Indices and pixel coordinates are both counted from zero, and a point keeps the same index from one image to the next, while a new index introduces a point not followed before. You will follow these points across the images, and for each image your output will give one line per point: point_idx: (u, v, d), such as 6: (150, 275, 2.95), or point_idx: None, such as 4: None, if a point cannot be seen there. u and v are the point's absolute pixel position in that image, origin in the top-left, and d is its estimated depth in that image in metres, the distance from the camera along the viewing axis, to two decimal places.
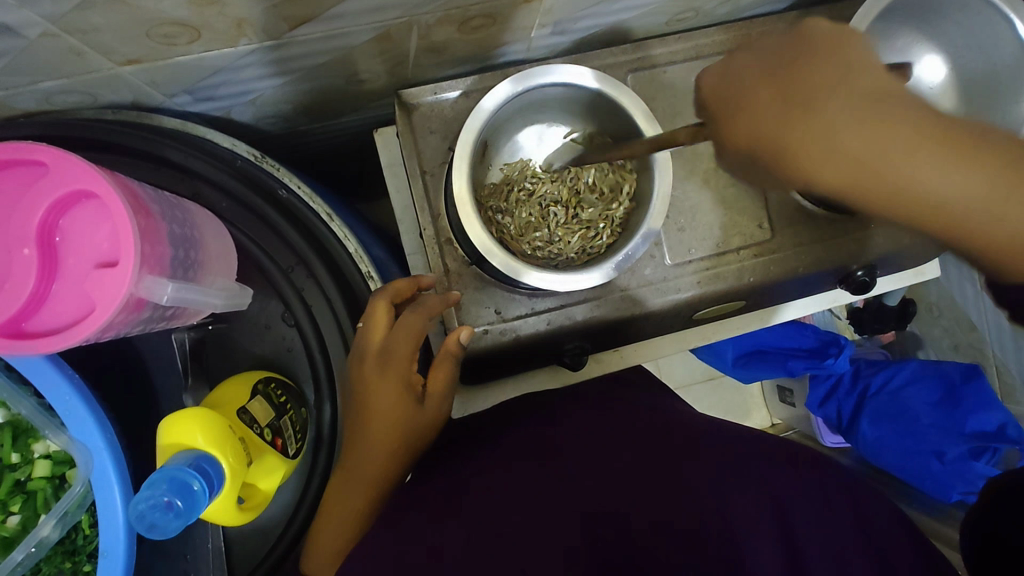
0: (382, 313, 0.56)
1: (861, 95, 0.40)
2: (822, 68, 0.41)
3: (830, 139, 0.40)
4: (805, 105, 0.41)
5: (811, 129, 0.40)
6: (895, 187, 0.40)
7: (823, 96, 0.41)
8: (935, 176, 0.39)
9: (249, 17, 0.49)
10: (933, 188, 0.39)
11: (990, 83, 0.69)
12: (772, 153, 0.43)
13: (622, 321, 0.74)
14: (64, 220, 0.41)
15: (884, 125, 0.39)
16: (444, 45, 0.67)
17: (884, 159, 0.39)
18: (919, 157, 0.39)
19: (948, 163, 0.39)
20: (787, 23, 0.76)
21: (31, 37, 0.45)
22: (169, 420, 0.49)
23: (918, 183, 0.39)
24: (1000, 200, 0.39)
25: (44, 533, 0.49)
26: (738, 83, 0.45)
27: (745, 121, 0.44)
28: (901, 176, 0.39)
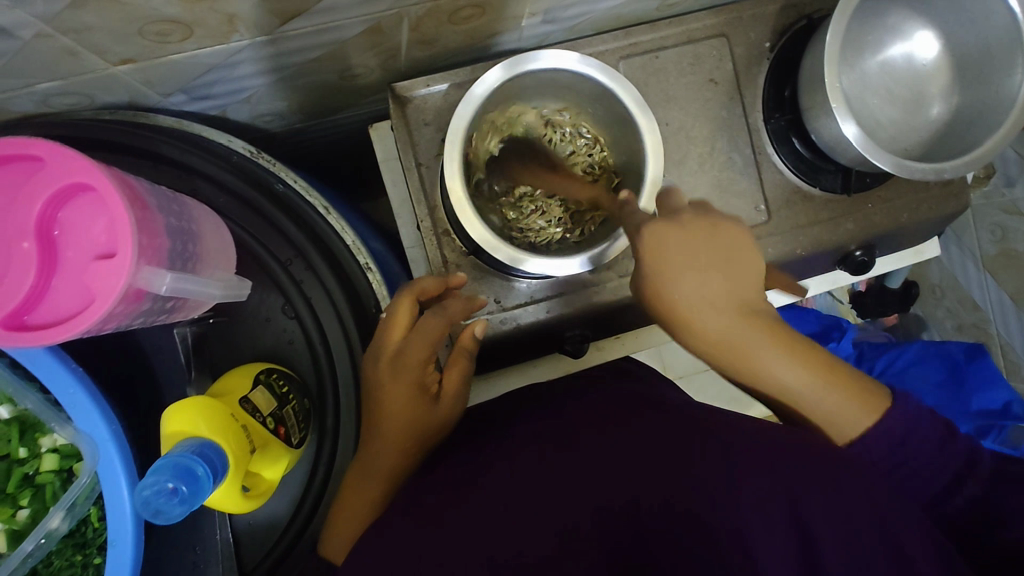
0: (405, 311, 0.58)
1: (705, 271, 0.54)
2: (693, 256, 0.54)
3: (678, 279, 0.54)
4: (665, 269, 0.54)
5: (682, 278, 0.54)
6: (764, 368, 0.54)
7: (676, 269, 0.54)
8: (786, 365, 0.54)
9: (241, 12, 0.50)
10: (706, 320, 0.54)
11: (983, 59, 0.68)
12: (665, 306, 0.55)
13: (621, 306, 0.75)
14: (62, 213, 0.41)
15: (761, 323, 0.54)
16: (435, 37, 0.67)
17: (674, 270, 0.54)
18: (691, 293, 0.53)
19: (800, 358, 0.54)
20: (779, 4, 0.76)
21: (26, 38, 0.46)
22: (173, 408, 0.49)
23: (685, 304, 0.54)
24: (744, 340, 0.54)
25: (53, 525, 0.50)
26: (665, 251, 0.54)
27: (701, 289, 0.54)
28: (757, 353, 0.54)
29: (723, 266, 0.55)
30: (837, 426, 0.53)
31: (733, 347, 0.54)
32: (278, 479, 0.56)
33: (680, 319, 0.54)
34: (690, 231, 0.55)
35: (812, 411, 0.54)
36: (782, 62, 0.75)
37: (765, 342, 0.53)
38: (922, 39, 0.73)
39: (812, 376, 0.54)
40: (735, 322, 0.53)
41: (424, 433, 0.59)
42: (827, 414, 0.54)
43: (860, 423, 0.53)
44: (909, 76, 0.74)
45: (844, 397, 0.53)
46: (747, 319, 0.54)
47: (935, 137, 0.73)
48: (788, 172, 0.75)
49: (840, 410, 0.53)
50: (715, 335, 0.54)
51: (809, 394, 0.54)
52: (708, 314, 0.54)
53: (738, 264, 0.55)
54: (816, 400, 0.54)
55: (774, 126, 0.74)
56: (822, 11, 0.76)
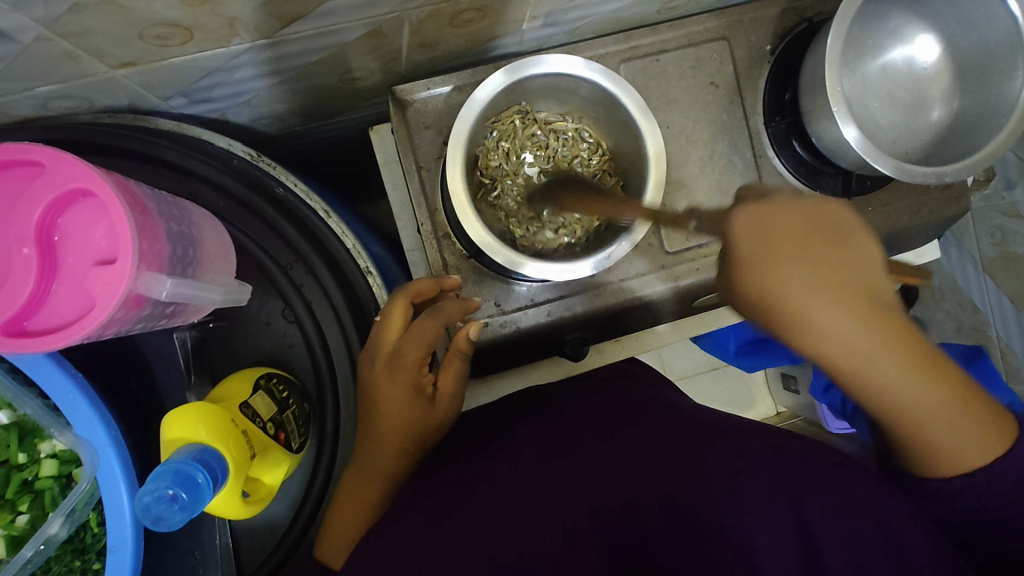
0: (398, 313, 0.57)
1: (824, 265, 0.45)
2: (802, 246, 0.46)
3: (788, 273, 0.45)
4: (777, 263, 0.45)
5: (794, 273, 0.45)
6: (883, 383, 0.46)
7: (786, 262, 0.45)
8: (914, 384, 0.46)
9: (242, 16, 0.49)
10: (830, 325, 0.45)
11: (984, 62, 0.68)
12: (772, 308, 0.46)
13: (621, 310, 0.75)
14: (63, 219, 0.41)
15: (893, 331, 0.45)
16: (436, 40, 0.67)
17: (782, 262, 0.45)
18: (812, 290, 0.45)
19: (935, 378, 0.46)
20: (779, 7, 0.76)
21: (25, 42, 0.45)
22: (172, 414, 0.49)
23: (808, 306, 0.45)
24: (871, 352, 0.45)
25: (52, 531, 0.50)
26: (765, 241, 0.46)
27: (822, 282, 0.45)
28: (880, 366, 0.46)
29: (844, 259, 0.46)
30: (954, 457, 0.48)
31: (858, 361, 0.46)
32: (278, 484, 0.56)
33: (785, 316, 0.45)
34: (800, 220, 0.47)
35: (930, 439, 0.48)
36: (782, 65, 0.75)
37: (895, 356, 0.46)
38: (922, 43, 0.73)
39: (939, 399, 0.47)
40: (869, 331, 0.45)
41: (421, 434, 0.59)
42: (946, 445, 0.47)
43: (976, 452, 0.47)
44: (909, 79, 0.74)
45: (965, 421, 0.47)
46: (879, 325, 0.45)
47: (936, 140, 0.73)
48: (789, 175, 0.75)
49: (956, 434, 0.47)
50: (841, 341, 0.45)
51: (929, 416, 0.47)
52: (827, 311, 0.44)
53: (860, 256, 0.46)
54: (940, 428, 0.47)
55: (775, 129, 0.74)
56: (823, 14, 0.76)
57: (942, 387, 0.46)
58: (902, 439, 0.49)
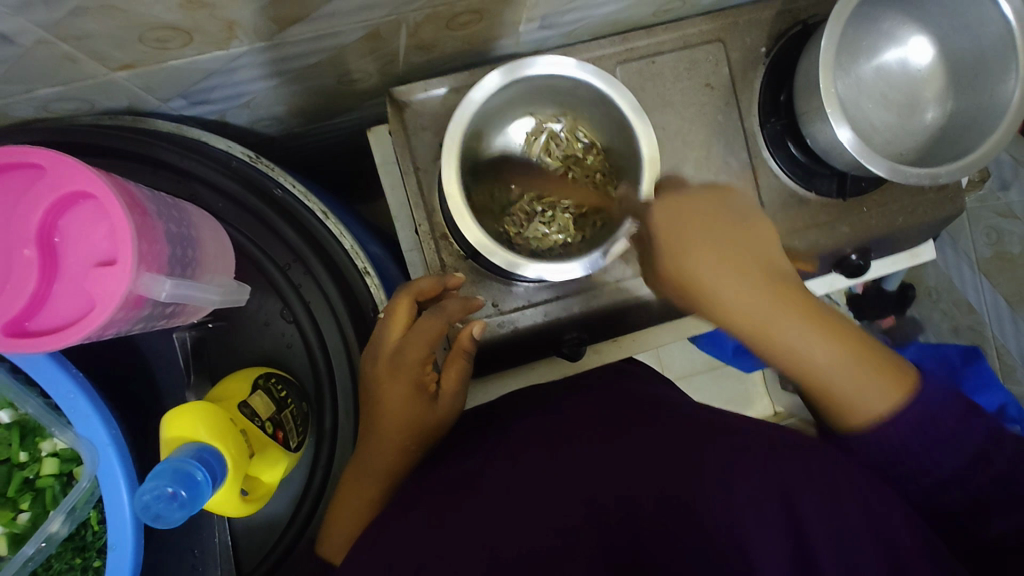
0: (403, 311, 0.58)
1: (725, 247, 0.59)
2: (710, 231, 0.61)
3: (694, 251, 0.60)
4: (684, 240, 0.60)
5: (698, 250, 0.60)
6: (787, 343, 0.56)
7: (695, 240, 0.60)
8: (808, 339, 0.55)
9: (240, 19, 0.50)
10: (727, 292, 0.58)
11: (977, 64, 0.69)
12: (681, 280, 0.60)
13: (618, 311, 0.76)
14: (63, 220, 0.41)
15: (783, 295, 0.57)
16: (433, 42, 0.68)
17: (687, 240, 0.60)
18: (710, 261, 0.59)
19: (831, 335, 0.55)
20: (774, 10, 0.76)
21: (26, 45, 0.46)
22: (173, 413, 0.50)
23: (703, 275, 0.59)
24: (769, 313, 0.56)
25: (53, 528, 0.50)
26: (679, 231, 0.61)
27: (723, 261, 0.59)
28: (781, 326, 0.56)
29: (743, 244, 0.60)
30: (860, 411, 0.54)
31: (756, 324, 0.57)
32: (277, 482, 0.57)
33: (693, 289, 0.60)
34: (710, 202, 0.63)
35: (842, 397, 0.54)
36: (777, 66, 0.75)
37: (790, 319, 0.56)
38: (916, 45, 0.73)
39: (841, 356, 0.54)
40: (760, 297, 0.57)
41: (422, 433, 0.59)
42: (847, 396, 0.54)
43: (879, 401, 0.53)
44: (904, 80, 0.74)
45: (869, 374, 0.54)
46: (771, 290, 0.57)
47: (930, 142, 0.73)
48: (784, 176, 0.76)
49: (864, 388, 0.54)
50: (734, 303, 0.57)
51: (833, 369, 0.54)
52: (726, 284, 0.58)
53: (756, 239, 0.61)
54: (844, 383, 0.54)
55: (770, 131, 0.75)
56: (818, 16, 0.77)
57: (842, 343, 0.55)
58: (823, 403, 0.56)
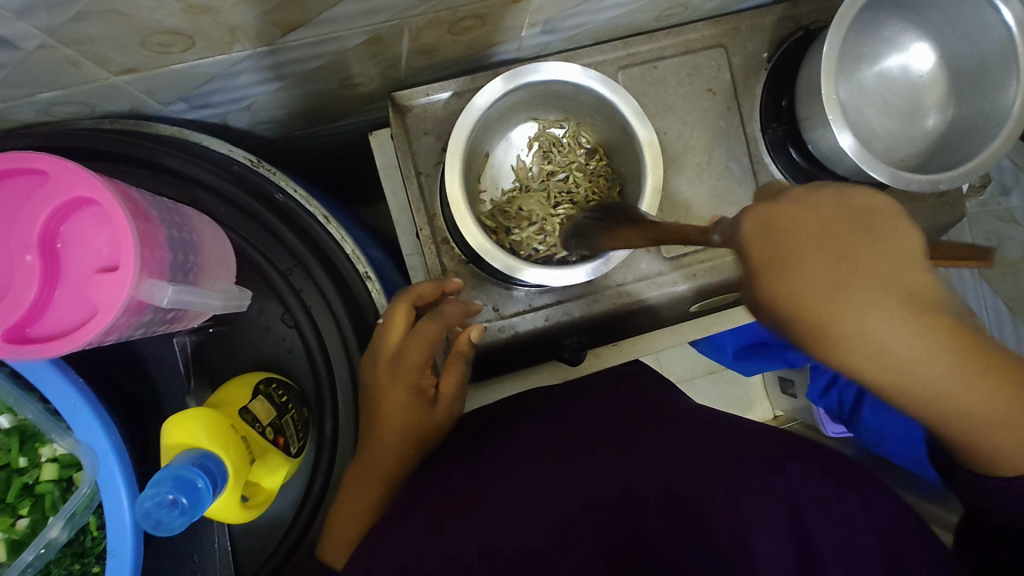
0: (401, 316, 0.57)
1: (883, 277, 0.33)
2: (851, 248, 0.34)
3: (828, 290, 0.33)
4: (807, 267, 0.34)
5: (837, 287, 0.33)
6: (935, 398, 0.36)
7: (824, 268, 0.34)
8: (972, 394, 0.36)
9: (243, 24, 0.50)
10: (885, 346, 0.34)
11: (978, 71, 0.69)
12: (810, 330, 0.34)
13: (618, 315, 0.76)
14: (65, 226, 0.41)
15: (943, 329, 0.34)
16: (435, 47, 0.68)
17: (812, 269, 0.34)
18: (855, 301, 0.33)
19: (998, 382, 0.37)
20: (776, 15, 0.76)
21: (29, 49, 0.46)
22: (173, 419, 0.49)
23: (851, 325, 0.33)
24: (934, 367, 0.35)
25: (52, 535, 0.50)
26: (790, 250, 0.35)
27: (860, 295, 0.33)
28: (922, 374, 0.35)
29: (893, 262, 0.34)
30: (1011, 462, 0.41)
31: (904, 383, 0.35)
32: (277, 488, 0.57)
33: (812, 337, 0.34)
34: (822, 206, 0.35)
35: (987, 447, 0.40)
36: (779, 72, 0.75)
37: (958, 368, 0.35)
38: (917, 51, 0.74)
39: (1005, 405, 0.37)
40: (922, 348, 0.34)
41: (422, 436, 0.59)
42: (999, 446, 0.40)
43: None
44: (905, 87, 0.75)
45: None
46: (939, 336, 0.34)
47: (930, 148, 0.74)
48: (785, 182, 0.76)
49: (1015, 440, 0.39)
50: (893, 361, 0.34)
51: (990, 427, 0.38)
52: (880, 330, 0.33)
53: (904, 238, 0.35)
54: (998, 438, 0.39)
55: (771, 136, 0.75)
56: (819, 22, 0.77)
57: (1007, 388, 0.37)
58: (957, 452, 0.42)
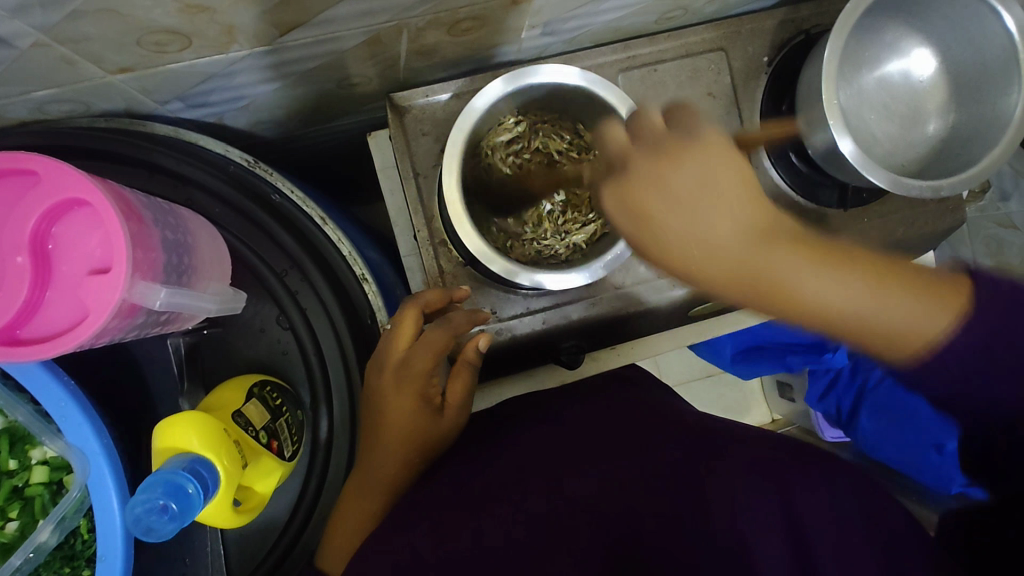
0: (410, 322, 0.58)
1: (705, 206, 0.48)
2: (678, 181, 0.49)
3: (664, 222, 0.49)
4: (642, 205, 0.50)
5: (667, 217, 0.49)
6: (786, 287, 0.46)
7: (656, 203, 0.49)
8: (815, 279, 0.45)
9: (240, 23, 0.49)
10: (714, 254, 0.47)
11: (980, 76, 0.68)
12: (671, 260, 0.49)
13: (617, 319, 0.75)
14: (57, 228, 0.41)
15: (786, 241, 0.47)
16: (434, 48, 0.67)
17: (650, 204, 0.49)
18: (682, 222, 0.48)
19: (836, 268, 0.45)
20: (777, 19, 0.76)
21: (23, 47, 0.45)
22: (165, 422, 0.49)
23: (684, 246, 0.48)
24: (762, 264, 0.46)
25: (42, 538, 0.50)
26: (636, 193, 0.50)
27: (717, 234, 0.48)
28: (776, 271, 0.46)
29: (709, 189, 0.48)
30: (910, 340, 0.44)
31: (742, 273, 0.47)
32: (270, 492, 0.56)
33: (676, 264, 0.49)
34: (659, 150, 0.50)
35: (880, 328, 0.44)
36: (780, 76, 0.75)
37: (786, 261, 0.46)
38: (919, 56, 0.73)
39: (859, 285, 0.45)
40: (737, 246, 0.47)
41: (425, 444, 0.59)
42: (890, 324, 0.44)
43: (924, 325, 0.43)
44: (906, 93, 0.74)
45: (902, 298, 0.44)
46: (749, 236, 0.47)
47: (931, 153, 0.73)
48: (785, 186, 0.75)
49: (897, 315, 0.44)
50: (718, 266, 0.47)
51: (861, 309, 0.44)
52: (704, 244, 0.48)
53: (731, 170, 0.49)
54: (876, 313, 0.44)
55: (771, 141, 0.75)
56: (820, 26, 0.77)
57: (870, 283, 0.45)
58: (861, 346, 0.46)
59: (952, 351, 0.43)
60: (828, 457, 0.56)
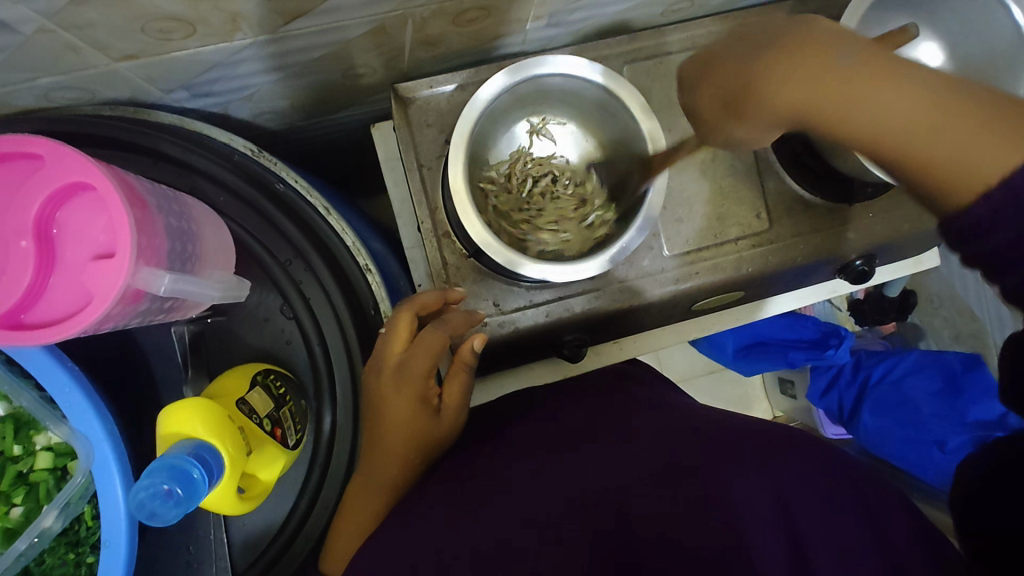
0: (404, 326, 0.57)
1: (795, 37, 0.44)
2: (761, 41, 0.46)
3: (720, 70, 0.49)
4: (709, 60, 0.51)
5: (733, 62, 0.48)
6: (848, 108, 0.41)
7: (722, 54, 0.49)
8: (888, 97, 0.40)
9: (245, 11, 0.49)
10: (782, 74, 0.44)
11: (987, 68, 0.68)
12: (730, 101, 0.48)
13: (620, 313, 0.75)
14: (61, 212, 0.41)
15: (863, 57, 0.41)
16: (439, 38, 0.67)
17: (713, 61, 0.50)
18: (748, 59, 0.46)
19: (912, 87, 0.40)
20: (784, 12, 0.76)
21: (28, 33, 0.45)
22: (170, 408, 0.49)
23: (752, 73, 0.45)
24: (833, 85, 0.42)
25: (46, 523, 0.50)
26: (710, 57, 0.50)
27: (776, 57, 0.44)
28: (845, 95, 0.41)
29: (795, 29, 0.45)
30: (975, 176, 0.37)
31: (809, 98, 0.43)
32: (274, 481, 0.56)
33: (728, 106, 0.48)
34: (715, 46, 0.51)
35: (941, 156, 0.39)
36: None
37: (860, 78, 0.41)
38: (925, 49, 0.71)
39: (934, 109, 0.39)
40: (812, 65, 0.42)
41: (427, 446, 0.58)
42: (950, 154, 0.38)
43: (993, 162, 0.37)
44: None
45: (982, 131, 0.37)
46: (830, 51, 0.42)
47: None
48: (791, 181, 0.75)
49: (972, 147, 0.38)
50: (785, 88, 0.43)
51: (924, 133, 0.39)
52: (780, 63, 0.44)
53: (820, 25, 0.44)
54: (940, 143, 0.39)
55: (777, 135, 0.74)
56: (828, 20, 0.76)
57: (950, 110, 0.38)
58: (924, 184, 0.40)
59: (1012, 195, 0.36)
60: (831, 452, 0.56)
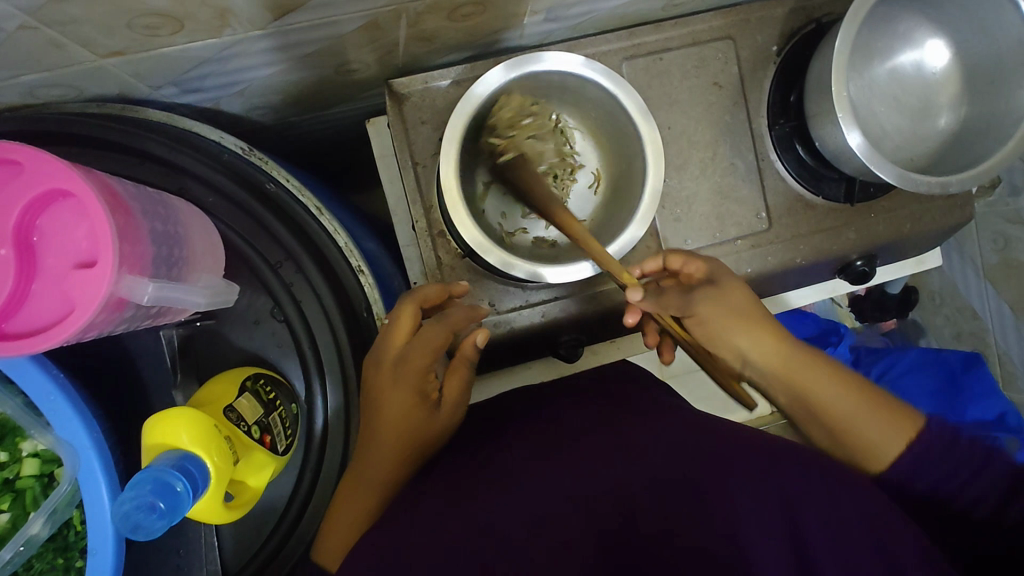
0: (406, 320, 0.57)
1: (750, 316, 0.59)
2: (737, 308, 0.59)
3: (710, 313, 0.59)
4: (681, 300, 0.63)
5: (719, 320, 0.59)
6: (811, 387, 0.57)
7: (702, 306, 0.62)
8: (836, 389, 0.56)
9: (233, 6, 0.48)
10: (747, 344, 0.58)
11: (994, 69, 0.67)
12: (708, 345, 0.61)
13: (615, 312, 0.75)
14: (42, 219, 0.40)
15: (812, 361, 0.58)
16: (434, 34, 0.66)
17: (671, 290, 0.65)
18: (723, 323, 0.59)
19: (849, 385, 0.56)
20: (787, 7, 0.74)
21: (10, 30, 0.44)
22: (154, 418, 0.49)
23: (725, 335, 0.59)
24: (792, 364, 0.57)
25: (33, 530, 0.50)
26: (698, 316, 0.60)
27: (748, 313, 0.59)
28: (806, 379, 0.57)
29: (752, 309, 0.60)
30: (879, 452, 0.53)
31: (772, 366, 0.58)
32: (263, 487, 0.56)
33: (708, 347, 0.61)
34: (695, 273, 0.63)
35: (871, 439, 0.54)
36: (788, 67, 0.73)
37: (807, 366, 0.57)
38: (932, 47, 0.71)
39: (870, 411, 0.54)
40: (782, 353, 0.58)
41: (420, 444, 0.58)
42: (871, 432, 0.54)
43: (893, 443, 0.53)
44: (917, 85, 0.72)
45: (888, 418, 0.54)
46: (786, 348, 0.58)
47: (942, 146, 0.71)
48: (791, 180, 0.74)
49: (886, 430, 0.53)
50: (748, 354, 0.58)
51: (860, 416, 0.54)
52: (744, 338, 0.58)
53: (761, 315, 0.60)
54: (875, 430, 0.54)
55: (778, 133, 0.73)
56: (832, 15, 0.74)
57: (871, 404, 0.55)
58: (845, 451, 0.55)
59: (915, 463, 0.52)
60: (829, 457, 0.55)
